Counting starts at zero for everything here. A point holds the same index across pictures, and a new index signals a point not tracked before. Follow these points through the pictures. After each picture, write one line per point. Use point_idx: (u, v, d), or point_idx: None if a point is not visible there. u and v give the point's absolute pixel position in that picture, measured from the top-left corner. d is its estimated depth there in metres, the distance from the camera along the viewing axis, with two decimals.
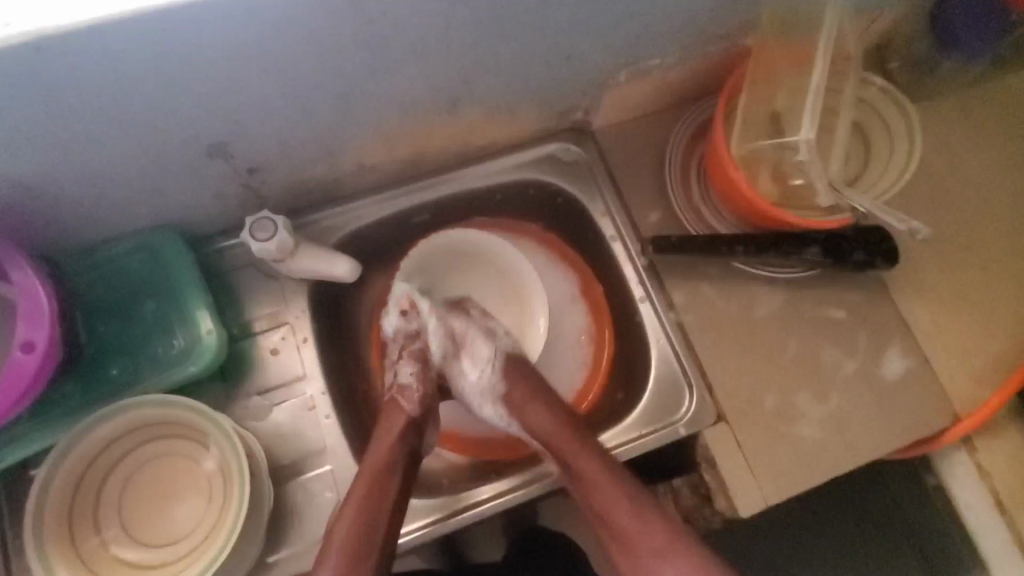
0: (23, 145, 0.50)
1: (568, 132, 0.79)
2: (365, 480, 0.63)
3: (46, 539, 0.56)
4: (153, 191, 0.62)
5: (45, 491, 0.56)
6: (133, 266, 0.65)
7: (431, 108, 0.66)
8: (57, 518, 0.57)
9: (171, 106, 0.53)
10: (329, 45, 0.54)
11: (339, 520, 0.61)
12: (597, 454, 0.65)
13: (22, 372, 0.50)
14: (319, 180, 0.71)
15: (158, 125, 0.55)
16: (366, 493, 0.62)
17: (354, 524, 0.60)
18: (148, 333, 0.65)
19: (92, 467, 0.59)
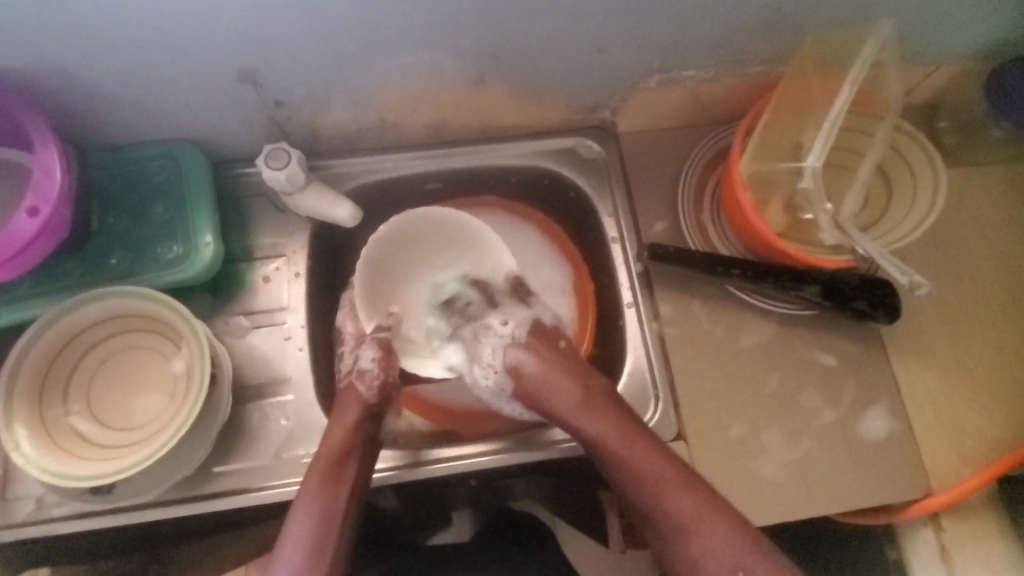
0: (70, 32, 0.55)
1: (593, 129, 0.80)
2: (320, 464, 0.63)
3: (14, 397, 0.60)
4: (183, 103, 0.65)
5: (26, 351, 0.61)
6: (154, 169, 0.69)
7: (457, 76, 0.68)
8: (31, 379, 0.61)
9: (207, 22, 0.57)
10: None
11: (300, 501, 0.62)
12: (652, 447, 0.64)
13: (21, 233, 0.55)
14: (342, 127, 0.74)
15: (194, 39, 0.58)
16: (324, 476, 0.63)
17: (313, 505, 0.61)
18: (150, 233, 0.68)
19: (73, 342, 0.63)
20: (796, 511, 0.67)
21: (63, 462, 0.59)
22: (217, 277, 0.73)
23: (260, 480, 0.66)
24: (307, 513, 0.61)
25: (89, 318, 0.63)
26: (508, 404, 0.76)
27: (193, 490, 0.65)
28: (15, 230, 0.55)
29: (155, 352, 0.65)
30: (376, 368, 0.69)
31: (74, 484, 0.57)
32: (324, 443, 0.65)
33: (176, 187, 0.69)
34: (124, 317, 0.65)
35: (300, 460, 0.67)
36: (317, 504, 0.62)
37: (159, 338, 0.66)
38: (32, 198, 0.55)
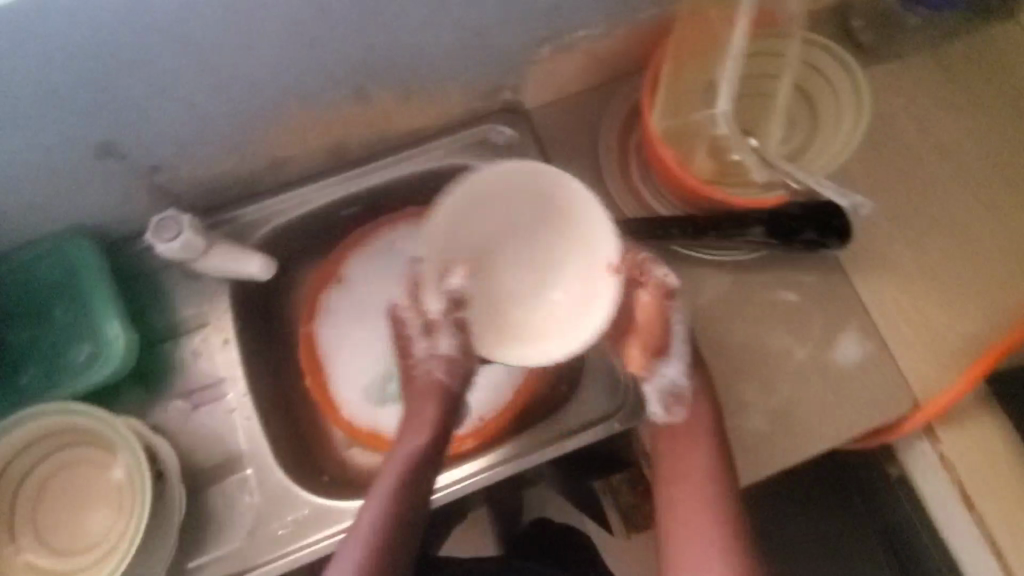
0: None
1: (502, 113, 0.75)
2: (392, 498, 0.59)
3: None
4: (46, 194, 0.60)
5: None
6: (42, 269, 0.64)
7: (334, 95, 0.63)
8: None
9: (38, 105, 0.51)
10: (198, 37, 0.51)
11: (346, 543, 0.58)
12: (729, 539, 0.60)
13: None
14: (234, 175, 0.68)
15: (30, 126, 0.52)
16: (375, 526, 0.58)
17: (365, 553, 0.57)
18: (59, 339, 0.64)
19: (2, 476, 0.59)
20: (789, 457, 0.65)
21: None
22: (143, 365, 0.68)
23: (239, 564, 0.63)
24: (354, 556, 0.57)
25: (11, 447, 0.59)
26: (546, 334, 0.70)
27: None
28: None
29: (92, 461, 0.61)
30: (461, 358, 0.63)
31: None
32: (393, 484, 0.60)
33: (70, 284, 0.64)
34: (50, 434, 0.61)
35: (274, 532, 0.63)
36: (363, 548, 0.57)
37: (92, 446, 0.61)
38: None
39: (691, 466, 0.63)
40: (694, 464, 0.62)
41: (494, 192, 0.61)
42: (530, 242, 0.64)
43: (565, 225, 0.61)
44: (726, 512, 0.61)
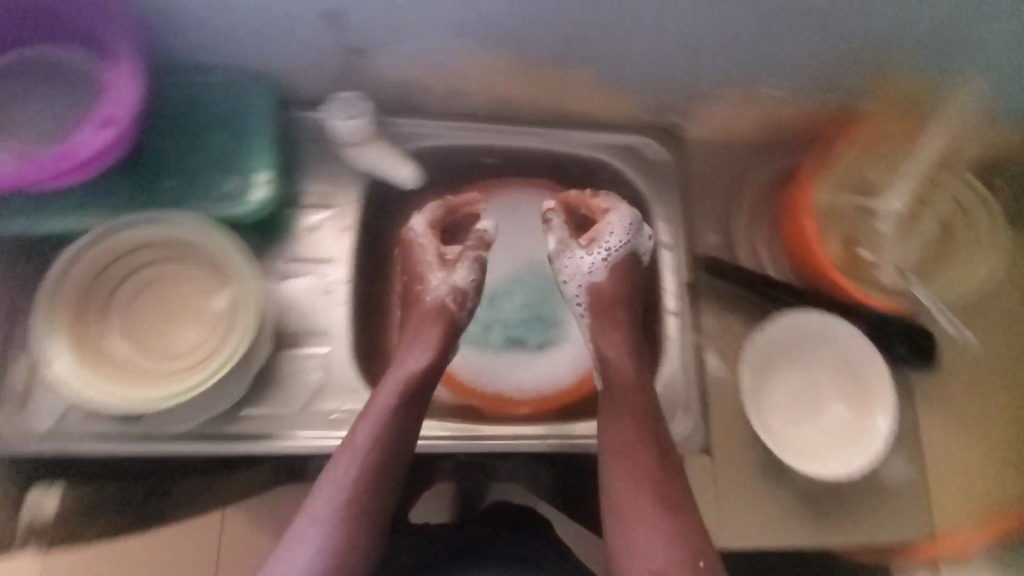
0: None
1: (659, 131, 0.78)
2: (361, 468, 0.54)
3: (59, 308, 0.60)
4: (258, 34, 0.63)
5: (75, 259, 0.61)
6: (219, 97, 0.67)
7: (543, 52, 0.68)
8: (75, 294, 0.61)
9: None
10: None
11: (304, 519, 0.53)
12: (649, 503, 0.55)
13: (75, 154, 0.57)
14: (415, 87, 0.71)
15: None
16: (342, 500, 0.53)
17: (326, 528, 0.52)
18: (205, 164, 0.67)
19: (117, 264, 0.62)
20: (806, 538, 0.68)
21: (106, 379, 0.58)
22: (266, 222, 0.71)
23: (285, 429, 0.65)
24: (323, 536, 0.51)
25: (141, 240, 0.63)
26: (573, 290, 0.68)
27: (217, 429, 0.64)
28: (85, 143, 0.58)
29: (200, 280, 0.65)
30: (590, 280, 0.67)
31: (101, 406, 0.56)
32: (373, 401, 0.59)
33: (237, 120, 0.67)
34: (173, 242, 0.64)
35: (325, 415, 0.66)
36: (330, 531, 0.52)
37: (205, 267, 0.65)
38: (104, 113, 0.59)
39: (621, 431, 0.59)
40: (625, 429, 0.59)
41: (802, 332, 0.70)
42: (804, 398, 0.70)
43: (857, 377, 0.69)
44: (642, 469, 0.57)
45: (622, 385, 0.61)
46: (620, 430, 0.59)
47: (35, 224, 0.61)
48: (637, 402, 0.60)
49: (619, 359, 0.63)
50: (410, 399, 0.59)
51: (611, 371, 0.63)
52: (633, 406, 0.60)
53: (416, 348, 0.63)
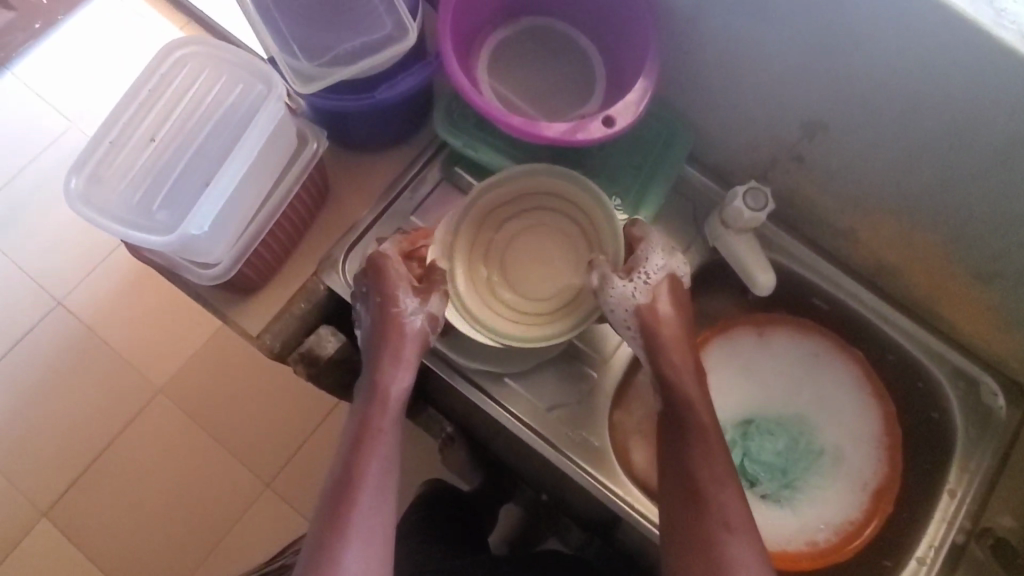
0: (750, 22, 0.58)
1: (1006, 381, 0.73)
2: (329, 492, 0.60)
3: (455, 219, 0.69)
4: (734, 106, 0.67)
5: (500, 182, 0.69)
6: (650, 127, 0.72)
7: (969, 260, 0.66)
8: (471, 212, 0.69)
9: (866, 86, 0.57)
10: (1003, 160, 0.56)
11: (358, 530, 0.58)
12: None
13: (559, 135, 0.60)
14: (813, 211, 0.73)
15: (831, 86, 0.59)
16: (378, 496, 0.60)
17: (368, 530, 0.58)
18: (607, 175, 0.72)
19: (520, 201, 0.69)
20: None
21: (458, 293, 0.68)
22: None
23: (529, 416, 0.70)
24: (366, 545, 0.58)
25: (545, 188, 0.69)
26: (620, 314, 0.66)
27: (483, 379, 0.71)
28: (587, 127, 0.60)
29: (568, 248, 0.70)
30: (645, 286, 0.66)
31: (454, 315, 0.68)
32: (352, 463, 0.61)
33: (653, 154, 0.72)
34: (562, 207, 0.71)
35: (564, 429, 0.71)
36: (373, 531, 0.59)
37: (580, 239, 0.70)
38: (613, 110, 0.60)
39: (739, 552, 0.56)
40: (745, 556, 0.56)
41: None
42: None
43: None
44: None
45: (705, 540, 0.57)
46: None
47: (472, 149, 0.71)
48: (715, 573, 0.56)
49: (717, 525, 0.58)
50: (391, 451, 0.63)
51: (697, 522, 0.59)
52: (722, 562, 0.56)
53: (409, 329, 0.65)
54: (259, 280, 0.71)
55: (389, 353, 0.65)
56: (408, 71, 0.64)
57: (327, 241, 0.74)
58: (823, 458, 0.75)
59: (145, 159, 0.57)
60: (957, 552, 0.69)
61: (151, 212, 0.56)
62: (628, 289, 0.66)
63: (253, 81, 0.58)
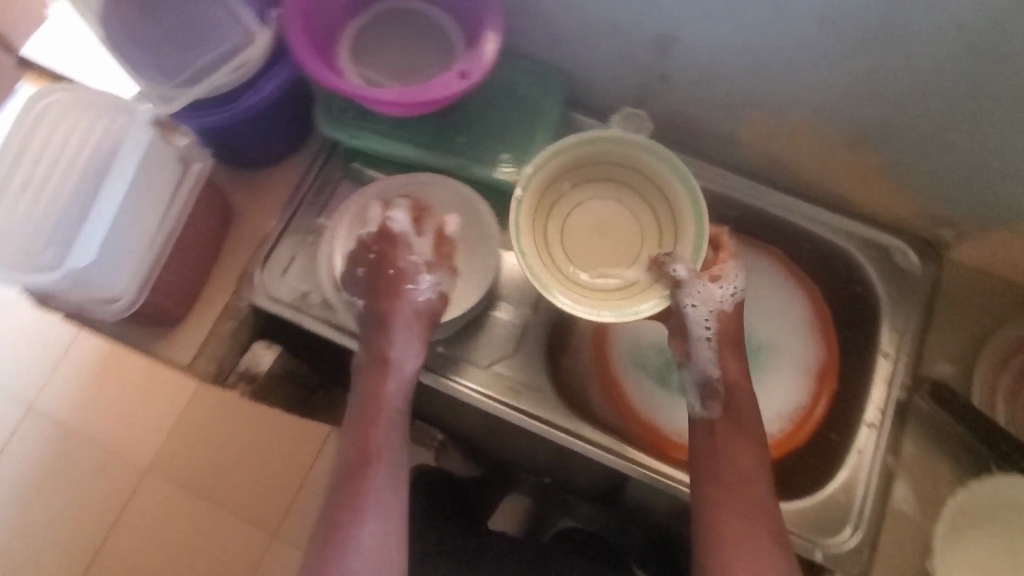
0: None
1: (919, 241, 0.75)
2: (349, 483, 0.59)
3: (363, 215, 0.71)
4: (587, 39, 0.69)
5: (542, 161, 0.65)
6: (521, 81, 0.74)
7: (840, 133, 0.67)
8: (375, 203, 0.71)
9: None
10: (826, 26, 0.57)
11: (376, 505, 0.58)
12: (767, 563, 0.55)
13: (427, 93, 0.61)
14: (693, 124, 0.75)
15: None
16: (390, 470, 0.60)
17: (385, 505, 0.58)
18: (494, 132, 0.73)
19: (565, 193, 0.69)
20: None
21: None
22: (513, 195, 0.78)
23: (470, 377, 0.72)
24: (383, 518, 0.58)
25: (611, 160, 0.68)
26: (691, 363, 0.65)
27: (418, 356, 0.72)
28: (445, 86, 0.61)
29: (632, 228, 0.70)
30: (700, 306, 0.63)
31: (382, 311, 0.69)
32: (373, 448, 0.60)
33: (532, 104, 0.74)
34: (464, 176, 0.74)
35: (505, 381, 0.73)
36: (389, 505, 0.59)
37: (658, 222, 0.69)
38: (467, 64, 0.61)
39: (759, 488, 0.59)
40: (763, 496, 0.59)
41: (995, 500, 0.66)
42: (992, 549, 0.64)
43: None
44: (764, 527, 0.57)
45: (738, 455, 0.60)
46: (731, 495, 0.58)
47: (356, 139, 0.72)
48: (750, 485, 0.59)
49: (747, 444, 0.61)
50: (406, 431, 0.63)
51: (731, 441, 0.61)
52: (754, 474, 0.59)
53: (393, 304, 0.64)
54: (182, 313, 0.72)
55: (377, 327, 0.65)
56: (272, 75, 0.66)
57: (240, 262, 0.75)
58: (760, 353, 0.76)
59: (24, 204, 0.59)
60: (903, 407, 0.70)
61: (39, 254, 0.59)
62: (691, 310, 0.63)
63: (116, 118, 0.61)
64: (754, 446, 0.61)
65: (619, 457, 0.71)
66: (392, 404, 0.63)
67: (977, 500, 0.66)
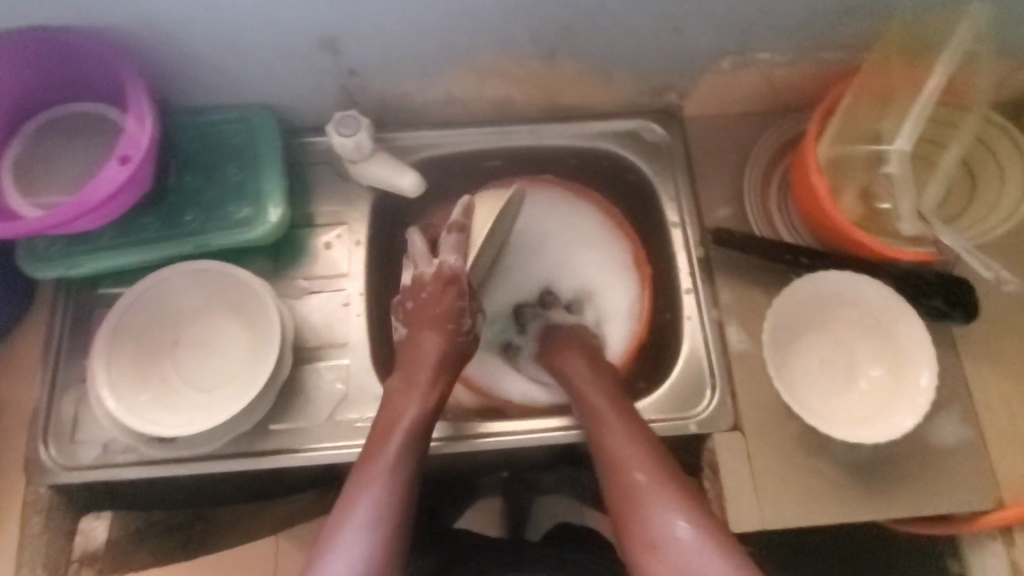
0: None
1: (657, 114, 0.79)
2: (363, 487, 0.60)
3: (119, 338, 0.64)
4: (259, 66, 0.66)
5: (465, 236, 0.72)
6: (227, 133, 0.71)
7: (529, 51, 0.68)
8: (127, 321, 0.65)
9: None
10: None
11: (371, 509, 0.59)
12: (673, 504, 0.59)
13: (106, 183, 0.57)
14: (410, 100, 0.74)
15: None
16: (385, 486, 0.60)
17: (381, 500, 0.59)
18: (224, 194, 0.70)
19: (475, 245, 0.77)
20: (857, 512, 0.64)
21: (158, 404, 0.63)
22: (280, 243, 0.74)
23: (312, 441, 0.67)
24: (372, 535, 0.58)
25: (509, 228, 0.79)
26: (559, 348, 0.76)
27: (250, 446, 0.66)
28: (109, 177, 0.57)
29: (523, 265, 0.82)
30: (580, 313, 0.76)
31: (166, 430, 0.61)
32: (381, 446, 0.62)
33: (248, 150, 0.71)
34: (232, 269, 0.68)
35: (352, 423, 0.68)
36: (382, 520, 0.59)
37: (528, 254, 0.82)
38: (124, 147, 0.58)
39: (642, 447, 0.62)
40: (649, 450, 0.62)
41: (813, 299, 0.67)
42: (834, 346, 0.67)
43: (894, 332, 0.65)
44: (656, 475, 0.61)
45: (614, 432, 0.64)
46: (627, 477, 0.61)
47: (76, 267, 0.65)
48: (638, 450, 0.62)
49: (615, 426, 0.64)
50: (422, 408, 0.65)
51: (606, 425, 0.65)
52: (627, 439, 0.63)
53: (431, 344, 0.68)
54: None
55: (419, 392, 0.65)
56: None
57: (19, 448, 0.67)
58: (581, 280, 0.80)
59: None
60: (708, 261, 0.73)
61: None
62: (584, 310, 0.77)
63: None
64: (619, 414, 0.65)
65: (495, 437, 0.70)
66: (402, 427, 0.63)
67: (806, 311, 0.67)
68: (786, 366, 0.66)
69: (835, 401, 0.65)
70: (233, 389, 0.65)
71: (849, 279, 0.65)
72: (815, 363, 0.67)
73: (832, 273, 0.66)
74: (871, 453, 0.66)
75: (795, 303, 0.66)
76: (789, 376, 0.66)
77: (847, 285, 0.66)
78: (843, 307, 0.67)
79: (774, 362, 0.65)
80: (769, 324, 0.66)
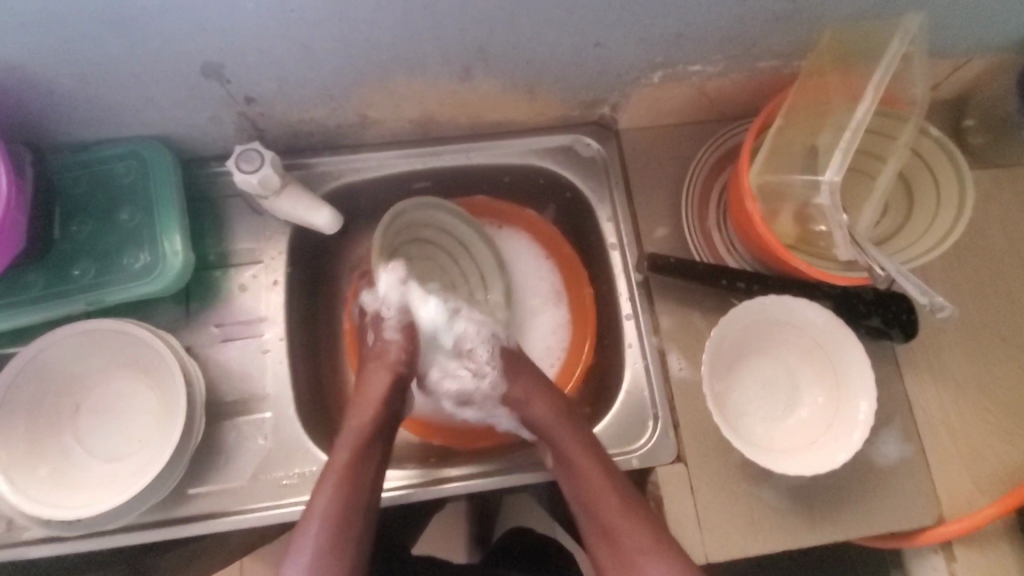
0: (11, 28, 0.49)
1: (590, 126, 0.74)
2: (330, 495, 0.58)
3: (14, 413, 0.59)
4: (143, 100, 0.60)
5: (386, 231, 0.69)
6: (117, 171, 0.64)
7: (442, 73, 0.63)
8: (20, 395, 0.60)
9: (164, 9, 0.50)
10: None
11: (320, 521, 0.57)
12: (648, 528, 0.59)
13: None
14: (320, 125, 0.68)
15: (149, 29, 0.52)
16: (332, 516, 0.57)
17: (336, 512, 0.57)
18: (119, 241, 0.63)
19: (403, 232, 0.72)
20: (802, 539, 0.63)
21: (59, 482, 0.59)
22: (189, 285, 0.68)
23: (235, 503, 0.63)
24: (312, 574, 0.55)
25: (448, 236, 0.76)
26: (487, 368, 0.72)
27: (169, 512, 0.62)
28: None
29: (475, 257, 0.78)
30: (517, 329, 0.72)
31: (67, 511, 0.56)
32: (345, 450, 0.61)
33: (140, 190, 0.64)
34: (149, 323, 0.65)
35: (279, 481, 0.64)
36: (324, 562, 0.55)
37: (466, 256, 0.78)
38: None
39: (585, 483, 0.62)
40: (589, 483, 0.62)
41: (752, 324, 0.64)
42: (775, 372, 0.65)
43: (831, 356, 0.64)
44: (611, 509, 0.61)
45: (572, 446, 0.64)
46: (600, 514, 0.61)
47: None
48: (599, 477, 0.62)
49: (576, 451, 0.63)
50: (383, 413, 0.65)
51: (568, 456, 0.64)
52: (587, 457, 0.63)
53: (382, 371, 0.67)
54: None
55: (370, 413, 0.64)
56: None
57: None
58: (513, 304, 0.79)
59: None
60: (647, 284, 0.70)
61: None
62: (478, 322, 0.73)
63: None
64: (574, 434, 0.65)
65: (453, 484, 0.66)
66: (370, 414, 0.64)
67: (746, 337, 0.65)
68: (727, 395, 0.64)
69: (777, 430, 0.63)
70: (143, 456, 0.61)
71: (788, 305, 0.63)
72: (759, 390, 0.65)
73: (771, 298, 0.63)
74: (815, 478, 0.64)
75: (735, 330, 0.64)
76: (731, 407, 0.64)
77: (787, 310, 0.64)
78: (783, 331, 0.65)
79: (714, 397, 0.63)
80: (707, 356, 0.63)
